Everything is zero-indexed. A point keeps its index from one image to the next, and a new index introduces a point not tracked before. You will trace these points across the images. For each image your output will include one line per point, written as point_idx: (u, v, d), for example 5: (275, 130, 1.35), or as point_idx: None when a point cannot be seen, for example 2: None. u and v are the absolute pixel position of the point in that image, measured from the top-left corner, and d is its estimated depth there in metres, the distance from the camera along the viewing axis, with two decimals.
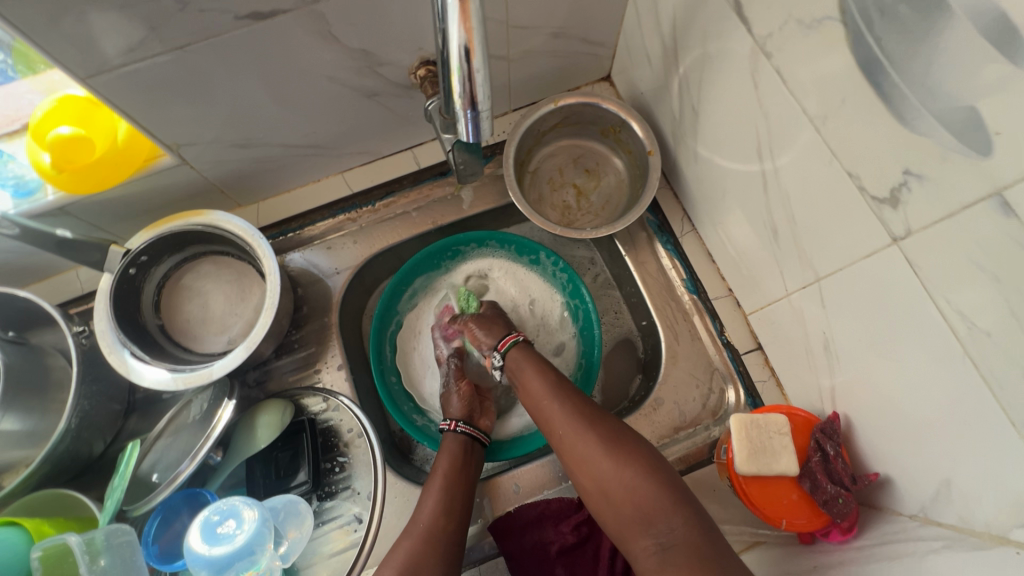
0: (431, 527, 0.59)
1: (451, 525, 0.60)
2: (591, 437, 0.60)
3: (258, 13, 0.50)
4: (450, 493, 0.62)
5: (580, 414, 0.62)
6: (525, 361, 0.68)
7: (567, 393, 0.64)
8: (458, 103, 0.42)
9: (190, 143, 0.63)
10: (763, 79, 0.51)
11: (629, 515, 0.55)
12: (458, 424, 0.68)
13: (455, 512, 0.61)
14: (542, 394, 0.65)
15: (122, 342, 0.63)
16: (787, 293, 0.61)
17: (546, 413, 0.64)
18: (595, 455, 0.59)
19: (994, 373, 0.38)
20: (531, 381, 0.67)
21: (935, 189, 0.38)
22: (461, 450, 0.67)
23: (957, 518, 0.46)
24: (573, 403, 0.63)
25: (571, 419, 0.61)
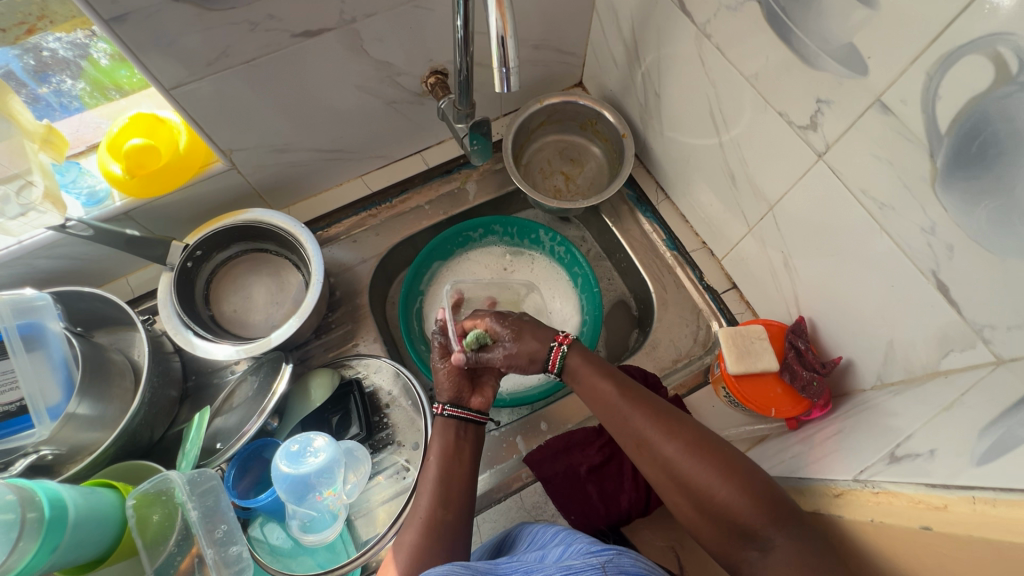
0: (430, 516, 0.58)
1: (450, 513, 0.58)
2: (671, 442, 0.53)
3: (308, 31, 0.63)
4: (446, 482, 0.61)
5: (656, 414, 0.56)
6: (585, 365, 0.63)
7: (640, 399, 0.58)
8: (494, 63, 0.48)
9: (240, 149, 0.74)
10: (706, 56, 0.66)
11: (725, 529, 0.49)
12: (445, 408, 0.65)
13: (453, 502, 0.59)
14: (610, 396, 0.59)
15: (186, 324, 0.72)
16: (749, 229, 0.75)
17: (617, 417, 0.58)
18: (676, 463, 0.52)
19: (903, 237, 0.52)
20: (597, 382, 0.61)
21: (839, 108, 0.52)
22: (452, 434, 0.65)
23: (903, 371, 0.58)
24: (647, 409, 0.57)
25: (646, 423, 0.55)
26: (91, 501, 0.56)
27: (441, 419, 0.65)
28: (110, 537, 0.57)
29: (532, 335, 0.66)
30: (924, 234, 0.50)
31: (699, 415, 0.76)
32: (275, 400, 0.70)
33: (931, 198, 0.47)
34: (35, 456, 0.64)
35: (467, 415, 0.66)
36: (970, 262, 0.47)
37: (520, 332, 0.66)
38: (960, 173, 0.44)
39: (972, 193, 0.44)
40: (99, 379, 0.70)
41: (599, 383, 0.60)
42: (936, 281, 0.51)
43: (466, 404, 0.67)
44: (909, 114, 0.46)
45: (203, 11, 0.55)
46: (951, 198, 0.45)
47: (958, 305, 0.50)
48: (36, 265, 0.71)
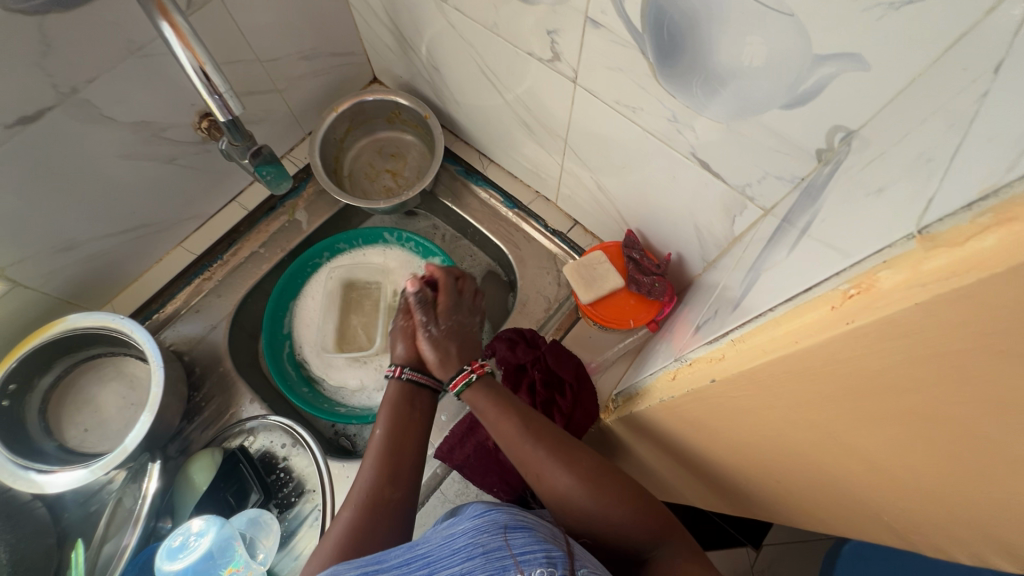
0: (373, 496, 0.52)
1: (398, 489, 0.53)
2: (568, 471, 0.52)
3: (25, 117, 0.57)
4: (397, 456, 0.55)
5: (555, 442, 0.54)
6: (484, 398, 0.57)
7: (541, 434, 0.54)
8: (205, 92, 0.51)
9: (15, 263, 0.66)
10: (454, 19, 0.67)
11: (609, 543, 0.51)
12: (401, 371, 0.60)
13: (400, 477, 0.54)
14: (511, 430, 0.55)
15: (24, 466, 0.64)
16: (562, 166, 0.78)
17: (518, 456, 0.55)
18: (573, 495, 0.51)
19: (661, 131, 0.56)
20: (497, 422, 0.56)
21: (566, 34, 0.55)
22: (404, 400, 0.59)
23: (715, 247, 0.63)
24: (548, 445, 0.54)
25: (547, 457, 0.53)
26: None
27: (392, 381, 0.61)
28: None
29: (460, 343, 0.61)
30: (672, 123, 0.54)
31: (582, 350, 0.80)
32: (148, 502, 0.67)
33: (660, 89, 0.51)
34: None
35: (423, 381, 0.60)
36: (711, 135, 0.51)
37: (450, 332, 0.62)
38: (667, 62, 0.47)
39: (682, 76, 0.47)
40: None
41: (504, 424, 0.55)
42: (697, 159, 0.55)
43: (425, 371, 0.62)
44: (611, 22, 0.49)
45: None
46: (673, 84, 0.49)
47: (722, 176, 0.54)
48: None
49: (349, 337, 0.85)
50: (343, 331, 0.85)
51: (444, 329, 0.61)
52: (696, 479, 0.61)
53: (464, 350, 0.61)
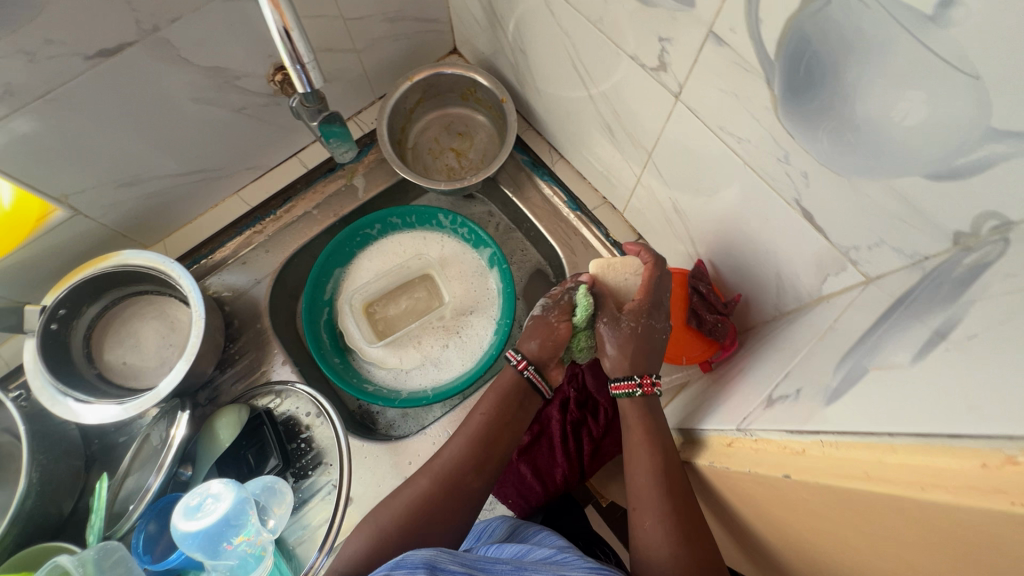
0: (454, 470, 0.56)
1: (477, 480, 0.56)
2: (674, 520, 0.49)
3: (104, 50, 0.55)
4: (487, 446, 0.57)
5: (682, 503, 0.51)
6: (635, 414, 0.57)
7: (670, 469, 0.53)
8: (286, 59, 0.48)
9: (78, 191, 0.67)
10: (555, 4, 0.62)
11: None
12: (527, 368, 0.60)
13: (485, 467, 0.57)
14: (648, 464, 0.53)
15: (63, 392, 0.66)
16: (638, 179, 0.72)
17: (633, 475, 0.54)
18: (659, 537, 0.49)
19: (763, 168, 0.50)
20: (634, 436, 0.56)
21: (680, 45, 0.49)
22: (516, 398, 0.60)
23: (795, 300, 0.58)
24: (668, 481, 0.52)
25: (661, 492, 0.51)
26: None
27: (514, 375, 0.60)
28: None
29: (634, 356, 0.57)
30: (781, 164, 0.48)
31: None
32: (176, 445, 0.68)
33: (778, 125, 0.45)
34: None
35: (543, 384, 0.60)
36: (825, 186, 0.45)
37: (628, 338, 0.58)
38: (796, 99, 0.42)
39: (810, 118, 0.42)
40: None
41: (638, 438, 0.55)
42: (800, 208, 0.49)
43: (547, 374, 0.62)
44: (739, 43, 0.43)
45: None
46: (794, 123, 0.43)
47: (825, 231, 0.48)
48: None
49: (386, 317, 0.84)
50: (380, 306, 0.84)
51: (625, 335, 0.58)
52: (726, 541, 0.57)
53: (633, 363, 0.57)
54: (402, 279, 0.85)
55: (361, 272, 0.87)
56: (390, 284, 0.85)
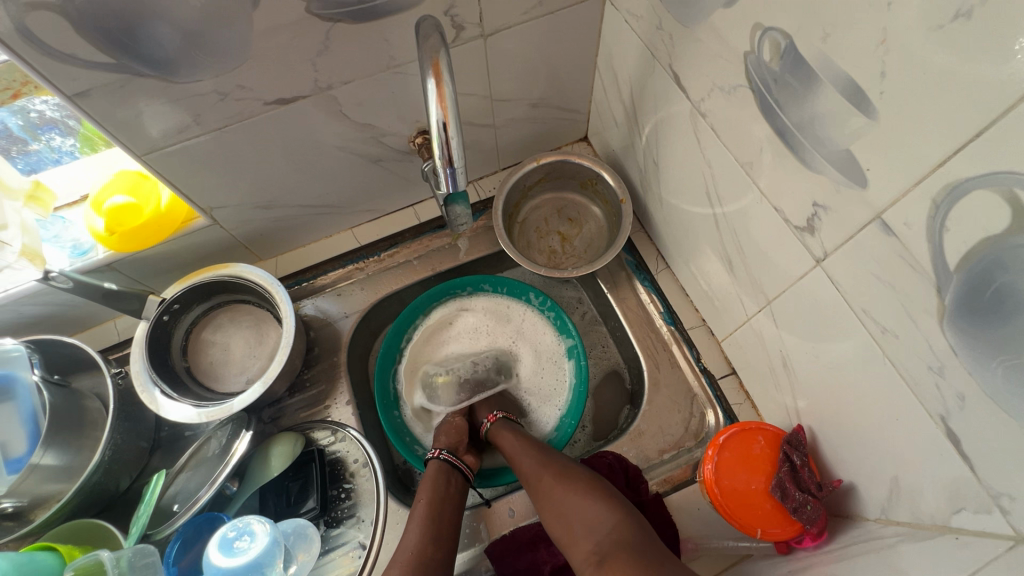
0: (420, 554, 0.61)
1: (437, 551, 0.62)
2: (547, 471, 0.68)
3: (282, 99, 0.61)
4: (434, 520, 0.64)
5: (543, 457, 0.70)
6: (507, 432, 0.76)
7: (533, 443, 0.72)
8: (438, 161, 0.49)
9: (221, 206, 0.73)
10: (702, 133, 0.61)
11: (572, 529, 0.63)
12: (439, 452, 0.73)
13: (441, 540, 0.63)
14: (509, 445, 0.74)
15: (153, 381, 0.71)
16: (748, 318, 0.68)
17: (514, 457, 0.72)
18: (546, 483, 0.67)
19: (907, 369, 0.44)
20: (502, 437, 0.75)
21: (837, 217, 0.45)
22: (442, 477, 0.70)
23: (910, 515, 0.50)
24: (534, 448, 0.72)
25: (532, 457, 0.70)
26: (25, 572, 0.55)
27: (434, 461, 0.72)
28: None
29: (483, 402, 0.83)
30: (932, 374, 0.42)
31: (683, 518, 0.69)
32: (237, 457, 0.71)
33: (938, 335, 0.40)
34: None
35: (457, 462, 0.72)
36: (985, 418, 0.39)
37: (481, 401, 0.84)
38: (971, 317, 0.37)
39: (982, 342, 0.36)
40: (69, 429, 0.70)
41: (507, 434, 0.75)
42: (946, 428, 0.43)
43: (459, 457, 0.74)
44: (912, 239, 0.39)
45: (169, 83, 0.54)
46: (962, 342, 0.38)
47: (972, 463, 0.42)
48: (23, 312, 0.72)
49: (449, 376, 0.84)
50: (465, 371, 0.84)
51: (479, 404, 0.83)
52: None
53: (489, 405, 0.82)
54: (491, 356, 0.85)
55: (459, 331, 0.88)
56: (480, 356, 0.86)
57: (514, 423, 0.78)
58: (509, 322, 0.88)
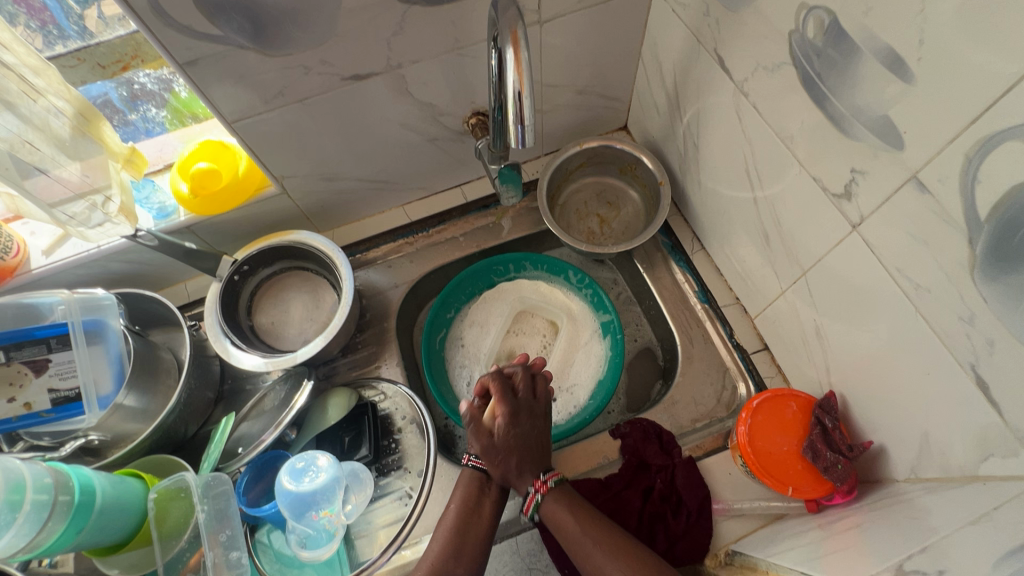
0: (438, 565, 0.59)
1: (459, 567, 0.60)
2: (633, 571, 0.56)
3: (357, 75, 0.68)
4: (462, 534, 0.62)
5: (629, 561, 0.57)
6: (561, 509, 0.62)
7: (615, 543, 0.59)
8: (510, 117, 0.53)
9: (291, 175, 0.80)
10: (744, 112, 0.65)
11: None
12: (470, 459, 0.68)
13: (465, 555, 0.60)
14: (579, 539, 0.60)
15: (225, 333, 0.78)
16: (781, 291, 0.71)
17: (587, 560, 0.59)
18: None
19: (937, 321, 0.48)
20: (565, 522, 0.61)
21: (872, 180, 0.49)
22: (476, 486, 0.66)
23: (938, 470, 0.53)
24: (613, 550, 0.58)
25: (608, 558, 0.58)
26: (119, 490, 0.61)
27: (466, 470, 0.68)
28: (133, 523, 0.63)
29: (519, 461, 0.65)
30: (962, 323, 0.45)
31: (714, 482, 0.72)
32: (296, 409, 0.76)
33: (969, 283, 0.43)
34: (84, 440, 0.72)
35: (490, 471, 0.66)
36: (1013, 360, 0.42)
37: (509, 448, 0.65)
38: (999, 262, 0.40)
39: (1008, 285, 0.40)
40: (147, 375, 0.77)
41: (569, 520, 0.61)
42: (975, 375, 0.46)
43: (495, 462, 0.67)
44: (945, 195, 0.43)
45: (264, 56, 0.61)
46: (992, 289, 0.41)
47: (1000, 408, 0.44)
48: (111, 268, 0.79)
49: (491, 310, 0.91)
50: (520, 332, 0.91)
51: (506, 442, 0.66)
52: None
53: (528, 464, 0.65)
54: (542, 328, 0.91)
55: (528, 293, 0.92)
56: (534, 320, 0.92)
57: (572, 491, 0.65)
58: (567, 307, 0.91)
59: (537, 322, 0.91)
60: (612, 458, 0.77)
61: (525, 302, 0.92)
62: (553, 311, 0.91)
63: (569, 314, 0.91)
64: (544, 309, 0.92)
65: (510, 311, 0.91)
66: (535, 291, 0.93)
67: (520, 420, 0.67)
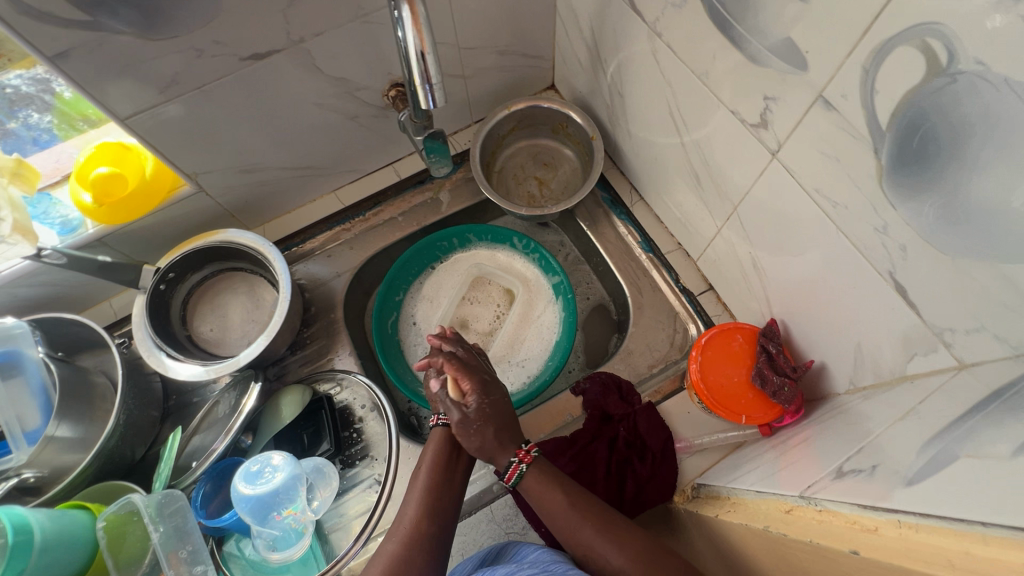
0: (413, 526, 0.59)
1: (434, 525, 0.60)
2: (619, 546, 0.56)
3: (256, 54, 0.63)
4: (435, 492, 0.62)
5: (615, 535, 0.57)
6: (540, 482, 0.62)
7: (602, 520, 0.59)
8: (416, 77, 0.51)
9: (205, 171, 0.75)
10: (660, 54, 0.65)
11: None
12: (438, 419, 0.69)
13: (439, 514, 0.61)
14: (564, 513, 0.60)
15: (159, 346, 0.74)
16: (717, 229, 0.73)
17: (573, 530, 0.59)
18: (628, 574, 0.55)
19: (856, 235, 0.49)
20: (551, 495, 0.61)
21: (784, 105, 0.50)
22: (448, 445, 0.66)
23: (872, 377, 0.56)
24: (599, 524, 0.58)
25: (594, 533, 0.58)
26: (61, 524, 0.58)
27: (437, 428, 0.68)
28: (83, 557, 0.59)
29: (499, 432, 0.63)
30: (878, 234, 0.47)
31: (675, 422, 0.74)
32: (246, 413, 0.73)
33: (880, 194, 0.45)
34: (17, 479, 0.66)
35: (461, 427, 0.67)
36: (925, 262, 0.44)
37: (485, 418, 0.63)
38: (904, 168, 0.41)
39: (914, 190, 0.41)
40: (80, 402, 0.72)
41: (557, 493, 0.61)
42: (893, 282, 0.48)
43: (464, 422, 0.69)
44: (850, 110, 0.44)
45: (147, 42, 0.56)
46: (900, 197, 0.43)
47: (919, 309, 0.47)
48: (20, 294, 0.73)
49: (445, 281, 0.92)
50: (473, 301, 0.90)
51: (479, 412, 0.63)
52: None
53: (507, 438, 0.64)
54: (496, 298, 0.90)
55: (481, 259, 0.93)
56: (487, 286, 0.91)
57: (553, 468, 0.64)
58: (522, 275, 0.92)
59: (493, 292, 0.91)
60: (575, 415, 0.78)
61: (482, 271, 0.91)
62: (509, 279, 0.91)
63: (522, 283, 0.91)
64: (500, 277, 0.91)
65: (464, 280, 0.91)
66: (491, 260, 0.93)
67: (489, 390, 0.66)
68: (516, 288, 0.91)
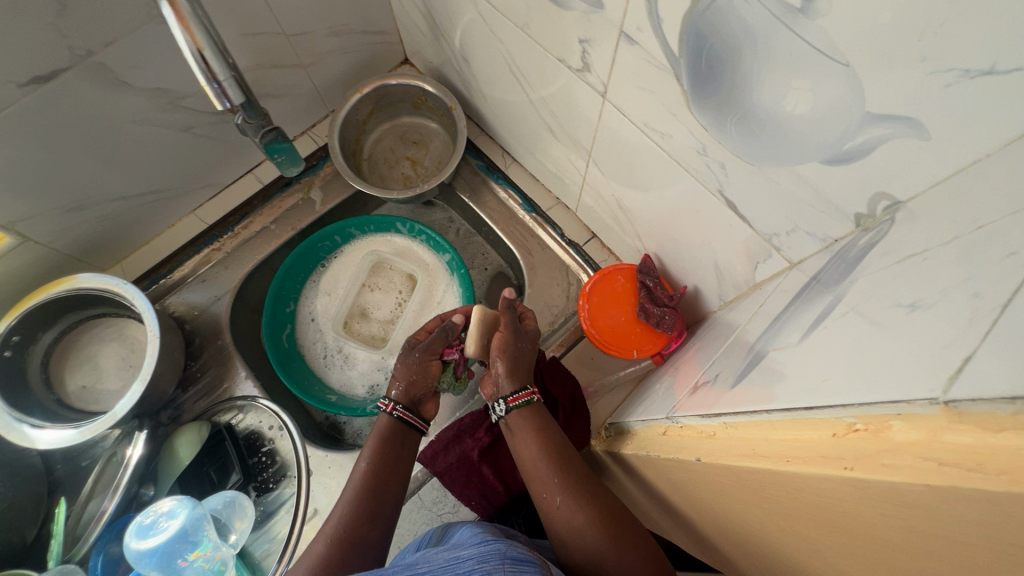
0: (348, 532, 0.55)
1: (375, 529, 0.56)
2: (573, 485, 0.55)
3: (38, 77, 0.56)
4: (376, 494, 0.59)
5: (568, 473, 0.56)
6: (518, 417, 0.62)
7: (562, 459, 0.57)
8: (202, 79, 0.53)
9: (25, 218, 0.67)
10: (485, 11, 0.63)
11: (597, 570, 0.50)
12: (394, 407, 0.65)
13: (379, 518, 0.57)
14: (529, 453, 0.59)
15: (18, 418, 0.66)
16: (584, 178, 0.74)
17: (533, 469, 0.58)
18: (571, 512, 0.53)
19: (686, 161, 0.51)
20: (521, 437, 0.61)
21: (598, 46, 0.50)
22: (396, 438, 0.64)
23: (733, 290, 0.59)
24: (558, 464, 0.57)
25: (550, 470, 0.57)
26: None
27: (386, 418, 0.65)
28: None
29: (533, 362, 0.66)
30: (701, 157, 0.49)
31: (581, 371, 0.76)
32: (134, 465, 0.70)
33: (694, 118, 0.46)
34: None
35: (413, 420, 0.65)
36: (741, 176, 0.46)
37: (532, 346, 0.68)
38: (703, 90, 0.43)
39: (717, 110, 0.43)
40: None
41: (526, 434, 0.60)
42: (724, 199, 0.50)
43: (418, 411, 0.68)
44: (647, 42, 0.44)
45: None
46: (709, 118, 0.44)
47: (750, 221, 0.49)
48: None
49: (340, 274, 0.88)
50: (371, 291, 0.87)
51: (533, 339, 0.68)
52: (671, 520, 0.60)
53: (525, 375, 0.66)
54: (395, 284, 0.88)
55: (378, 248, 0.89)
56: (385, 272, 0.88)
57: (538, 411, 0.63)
58: (419, 259, 0.89)
59: (393, 278, 0.88)
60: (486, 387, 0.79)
61: (380, 257, 0.88)
62: (408, 262, 0.88)
63: (420, 265, 0.88)
64: (400, 262, 0.88)
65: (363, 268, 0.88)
66: (388, 247, 0.90)
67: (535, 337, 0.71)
68: (415, 269, 0.88)
